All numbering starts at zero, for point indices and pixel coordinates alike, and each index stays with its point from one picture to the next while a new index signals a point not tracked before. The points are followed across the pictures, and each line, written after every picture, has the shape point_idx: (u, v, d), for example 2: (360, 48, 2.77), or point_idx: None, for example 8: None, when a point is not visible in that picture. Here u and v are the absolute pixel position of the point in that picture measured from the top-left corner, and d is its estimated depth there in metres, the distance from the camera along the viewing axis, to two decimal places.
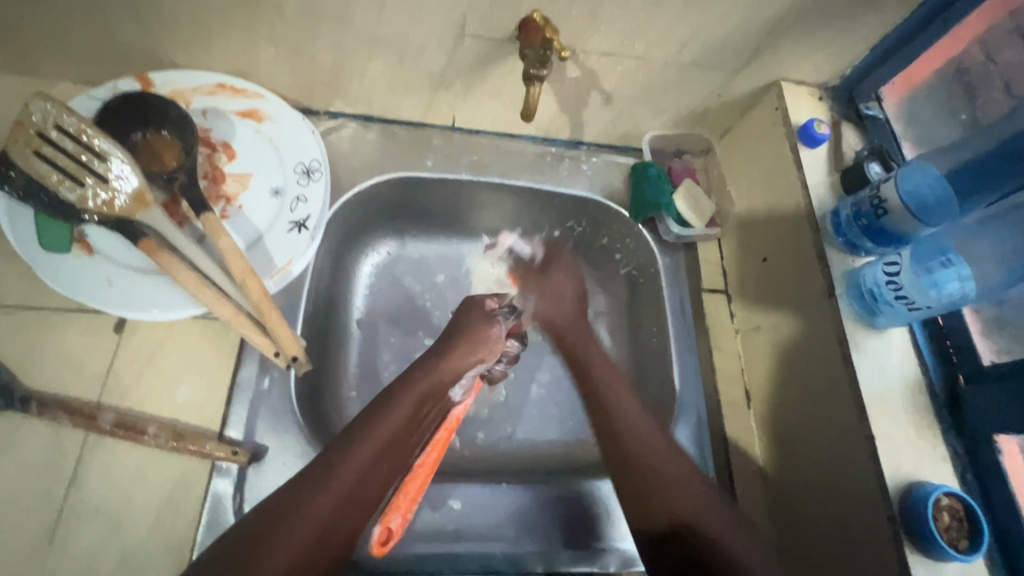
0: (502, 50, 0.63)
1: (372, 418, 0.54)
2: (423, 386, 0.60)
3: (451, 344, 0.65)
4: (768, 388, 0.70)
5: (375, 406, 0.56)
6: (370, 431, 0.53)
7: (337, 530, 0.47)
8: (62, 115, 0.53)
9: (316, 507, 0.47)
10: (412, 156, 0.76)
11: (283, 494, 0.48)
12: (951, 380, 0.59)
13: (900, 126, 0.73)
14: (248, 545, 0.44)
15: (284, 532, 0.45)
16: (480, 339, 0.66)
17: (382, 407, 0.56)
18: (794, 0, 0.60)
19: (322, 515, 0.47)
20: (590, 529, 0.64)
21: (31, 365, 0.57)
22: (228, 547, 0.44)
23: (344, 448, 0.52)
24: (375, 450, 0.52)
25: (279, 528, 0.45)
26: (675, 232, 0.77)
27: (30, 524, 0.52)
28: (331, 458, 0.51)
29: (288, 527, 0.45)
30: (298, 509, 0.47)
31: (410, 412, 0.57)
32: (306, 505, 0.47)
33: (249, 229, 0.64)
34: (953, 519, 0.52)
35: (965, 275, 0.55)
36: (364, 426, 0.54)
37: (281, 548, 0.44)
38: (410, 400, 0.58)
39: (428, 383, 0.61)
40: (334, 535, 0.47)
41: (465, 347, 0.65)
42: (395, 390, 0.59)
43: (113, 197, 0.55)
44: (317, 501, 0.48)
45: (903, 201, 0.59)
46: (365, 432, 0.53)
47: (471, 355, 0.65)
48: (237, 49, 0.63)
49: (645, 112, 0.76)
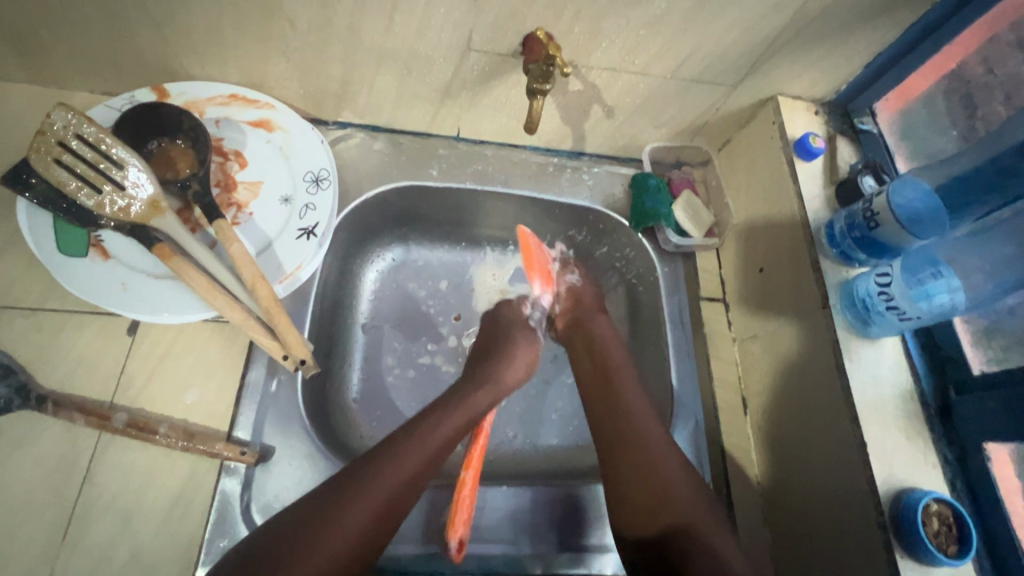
0: (507, 65, 0.66)
1: (424, 430, 0.58)
2: (473, 406, 0.65)
3: (499, 365, 0.71)
4: (764, 394, 0.71)
5: (424, 417, 0.60)
6: (417, 444, 0.57)
7: (374, 538, 0.50)
8: (82, 125, 0.56)
9: (364, 506, 0.50)
10: (418, 165, 0.78)
11: (321, 501, 0.50)
12: (942, 387, 0.61)
13: (893, 140, 0.75)
14: (291, 545, 0.47)
15: (332, 535, 0.48)
16: (522, 362, 0.73)
17: (433, 417, 0.61)
18: (790, 21, 0.62)
19: (368, 519, 0.50)
20: (584, 534, 0.65)
21: (46, 367, 0.58)
22: (273, 546, 0.47)
23: (390, 455, 0.55)
24: (421, 460, 0.56)
25: (325, 531, 0.48)
26: (674, 242, 0.79)
27: (44, 518, 0.53)
28: (373, 465, 0.53)
29: (336, 530, 0.48)
30: (351, 503, 0.50)
31: (456, 427, 0.62)
32: (358, 503, 0.50)
33: (260, 236, 0.66)
34: (942, 525, 0.54)
35: (954, 287, 0.56)
36: (412, 438, 0.57)
37: (325, 552, 0.47)
38: (461, 416, 0.63)
39: (478, 407, 0.65)
40: (374, 538, 0.50)
41: (505, 366, 0.71)
42: (446, 404, 0.64)
43: (129, 205, 0.58)
44: (366, 503, 0.51)
45: (894, 214, 0.60)
46: (410, 443, 0.57)
47: (512, 374, 0.71)
48: (249, 61, 0.65)
49: (646, 124, 0.78)
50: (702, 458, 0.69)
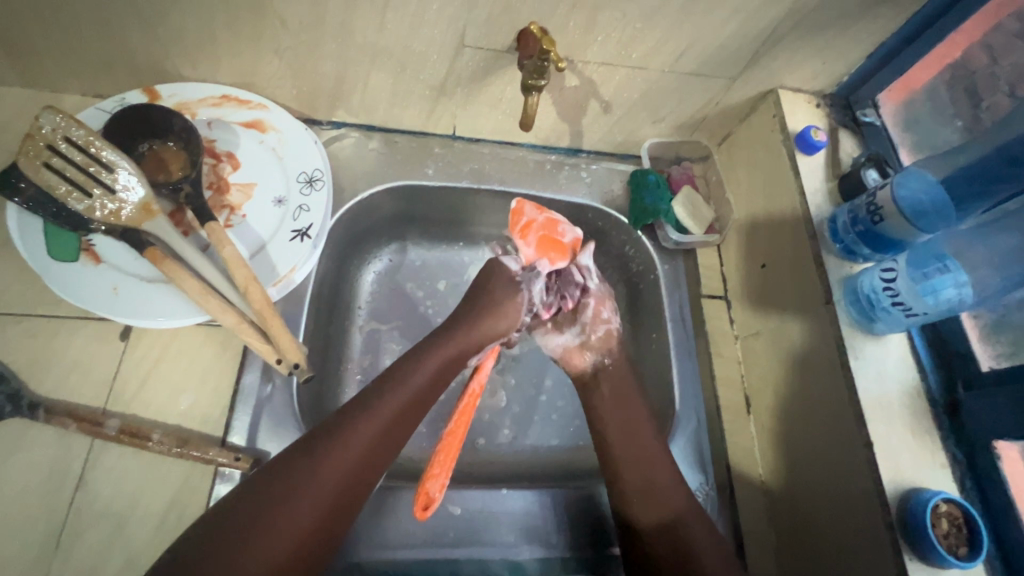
0: (502, 61, 0.64)
1: (396, 383, 0.56)
2: (449, 350, 0.61)
3: (480, 317, 0.65)
4: (767, 393, 0.70)
5: (395, 368, 0.58)
6: (384, 400, 0.55)
7: (348, 499, 0.50)
8: (71, 128, 0.55)
9: (332, 469, 0.49)
10: (414, 164, 0.77)
11: (287, 464, 0.49)
12: (950, 385, 0.59)
13: (897, 133, 0.73)
14: (255, 514, 0.45)
15: (298, 502, 0.47)
16: (503, 310, 0.66)
17: (406, 365, 0.59)
18: (790, 11, 0.61)
19: (336, 480, 0.49)
20: (593, 537, 0.64)
21: (37, 373, 0.58)
22: (242, 507, 0.46)
23: (359, 415, 0.53)
24: (392, 412, 0.54)
25: (289, 498, 0.47)
26: (673, 239, 0.77)
27: (35, 526, 0.53)
28: (339, 426, 0.52)
29: (300, 497, 0.47)
30: (316, 468, 0.49)
31: (430, 376, 0.59)
32: (323, 466, 0.49)
33: (253, 238, 0.65)
34: (952, 526, 0.52)
35: (962, 281, 0.55)
36: (385, 389, 0.56)
37: (297, 514, 0.47)
38: (433, 364, 0.59)
39: (451, 352, 0.62)
40: (347, 498, 0.50)
41: (485, 314, 0.65)
42: (419, 352, 0.60)
43: (120, 208, 0.57)
44: (332, 466, 0.49)
45: (899, 207, 0.59)
46: (379, 401, 0.54)
47: (494, 326, 0.65)
48: (241, 61, 0.64)
49: (644, 119, 0.77)
50: (704, 459, 0.68)
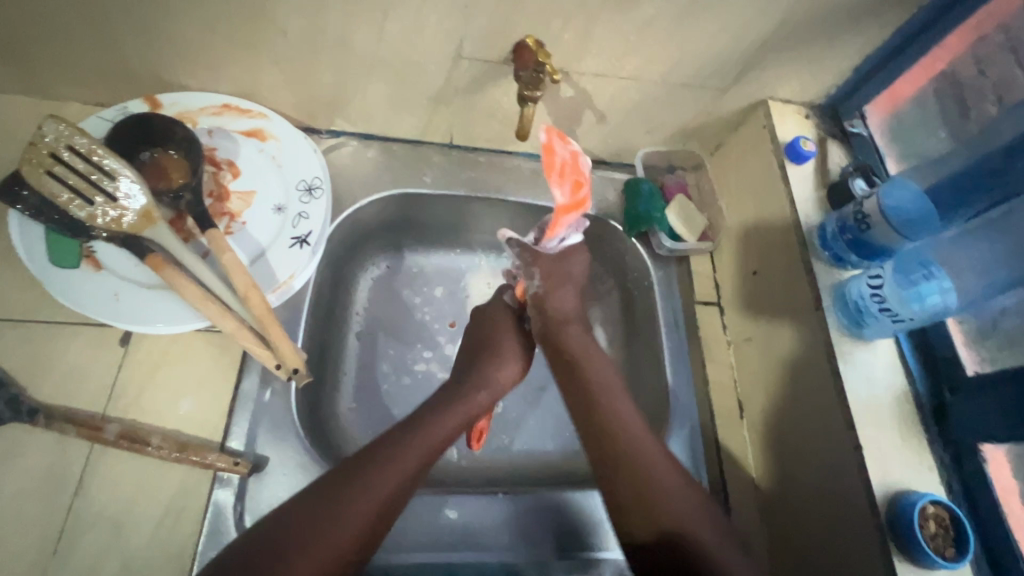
0: (498, 72, 0.66)
1: (426, 425, 0.58)
2: (473, 406, 0.63)
3: (494, 364, 0.67)
4: (758, 397, 0.71)
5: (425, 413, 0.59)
6: (413, 446, 0.55)
7: (368, 540, 0.50)
8: (74, 137, 0.56)
9: (355, 508, 0.49)
10: (412, 172, 0.78)
11: (311, 501, 0.49)
12: (937, 389, 0.61)
13: (883, 143, 0.75)
14: (283, 543, 0.46)
15: (319, 541, 0.47)
16: (506, 356, 0.68)
17: (434, 411, 0.60)
18: (778, 25, 0.62)
19: (360, 520, 0.49)
20: (586, 541, 0.65)
21: (36, 379, 0.58)
22: (266, 540, 0.46)
23: (390, 453, 0.54)
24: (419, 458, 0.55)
25: (312, 535, 0.47)
26: (667, 246, 0.79)
27: (34, 532, 0.53)
28: (370, 463, 0.53)
29: (323, 535, 0.47)
30: (341, 506, 0.49)
31: (456, 427, 0.60)
32: (348, 506, 0.49)
33: (252, 244, 0.66)
34: (939, 527, 0.54)
35: (946, 288, 0.57)
36: (412, 434, 0.56)
37: (318, 552, 0.47)
38: (459, 415, 0.61)
39: (477, 405, 0.63)
40: (367, 540, 0.49)
41: (502, 363, 0.67)
42: (444, 399, 0.62)
43: (121, 215, 0.57)
44: (357, 506, 0.50)
45: (886, 217, 0.61)
46: (408, 443, 0.55)
47: (500, 371, 0.67)
48: (241, 72, 0.65)
49: (638, 129, 0.78)
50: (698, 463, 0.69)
